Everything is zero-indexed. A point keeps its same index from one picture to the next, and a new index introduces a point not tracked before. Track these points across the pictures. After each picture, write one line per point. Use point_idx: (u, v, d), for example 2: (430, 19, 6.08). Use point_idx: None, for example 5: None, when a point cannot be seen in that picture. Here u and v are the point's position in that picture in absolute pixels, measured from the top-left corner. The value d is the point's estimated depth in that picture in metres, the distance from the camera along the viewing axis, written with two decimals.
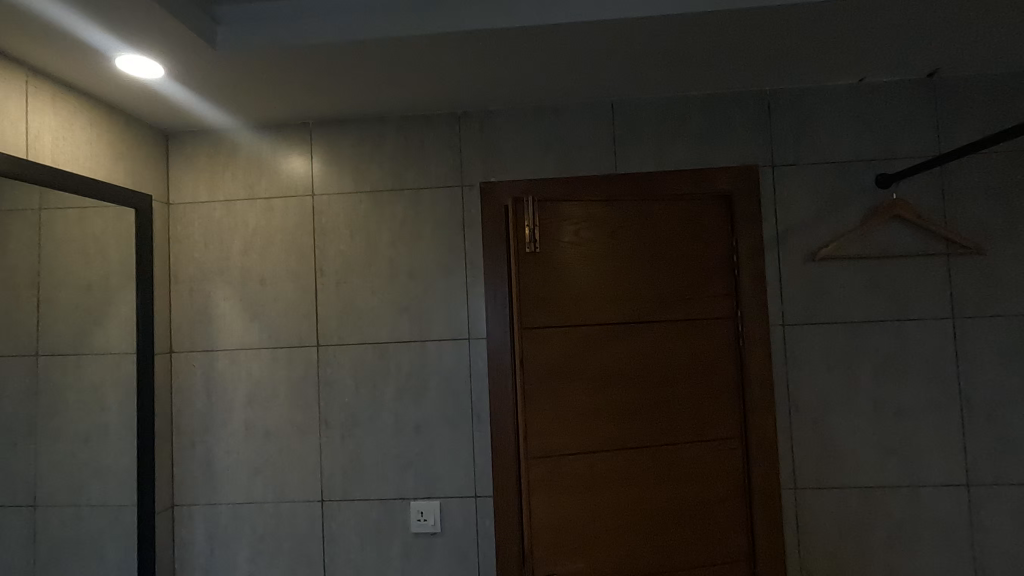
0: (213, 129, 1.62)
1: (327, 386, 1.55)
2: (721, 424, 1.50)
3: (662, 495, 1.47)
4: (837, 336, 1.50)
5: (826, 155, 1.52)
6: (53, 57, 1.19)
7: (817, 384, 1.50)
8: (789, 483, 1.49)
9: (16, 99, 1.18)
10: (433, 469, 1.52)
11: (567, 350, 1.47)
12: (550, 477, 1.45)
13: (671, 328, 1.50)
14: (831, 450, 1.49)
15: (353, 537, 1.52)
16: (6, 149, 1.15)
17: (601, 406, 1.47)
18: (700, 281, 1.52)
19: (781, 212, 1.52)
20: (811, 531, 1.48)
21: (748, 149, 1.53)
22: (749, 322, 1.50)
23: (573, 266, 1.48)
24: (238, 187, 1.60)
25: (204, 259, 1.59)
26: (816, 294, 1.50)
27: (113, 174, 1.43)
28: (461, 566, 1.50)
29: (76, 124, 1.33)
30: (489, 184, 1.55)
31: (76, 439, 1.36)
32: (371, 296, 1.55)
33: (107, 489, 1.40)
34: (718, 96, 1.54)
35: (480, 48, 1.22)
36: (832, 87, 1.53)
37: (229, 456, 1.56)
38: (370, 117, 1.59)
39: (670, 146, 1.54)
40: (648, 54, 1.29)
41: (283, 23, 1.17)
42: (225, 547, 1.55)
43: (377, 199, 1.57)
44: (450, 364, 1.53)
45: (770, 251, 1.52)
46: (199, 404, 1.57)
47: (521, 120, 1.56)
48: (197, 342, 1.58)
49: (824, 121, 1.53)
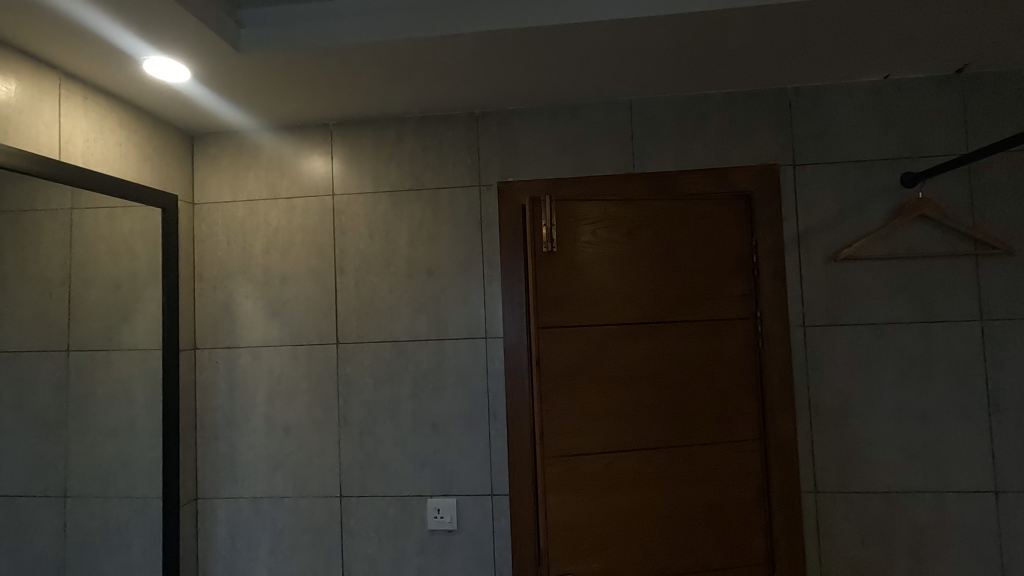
0: (237, 130, 1.65)
1: (346, 383, 1.57)
2: (740, 424, 1.48)
3: (680, 495, 1.46)
4: (860, 337, 1.47)
5: (849, 154, 1.50)
6: (84, 61, 1.23)
7: (839, 387, 1.47)
8: (808, 486, 1.47)
9: (50, 102, 1.22)
10: (450, 466, 1.53)
11: (584, 351, 1.47)
12: (566, 477, 1.44)
13: (689, 329, 1.49)
14: (853, 454, 1.46)
15: (370, 533, 1.54)
16: (40, 150, 1.19)
17: (618, 406, 1.47)
18: (719, 281, 1.50)
19: (802, 211, 1.50)
20: (832, 536, 1.45)
21: (768, 148, 1.51)
22: (769, 322, 1.49)
23: (591, 266, 1.47)
24: (261, 188, 1.63)
25: (227, 257, 1.63)
26: (838, 295, 1.48)
27: (141, 174, 1.47)
28: (477, 563, 1.51)
29: (106, 125, 1.37)
30: (507, 184, 1.55)
31: (105, 432, 1.40)
32: (390, 295, 1.57)
33: (133, 481, 1.44)
34: (738, 94, 1.53)
35: (499, 48, 1.23)
36: (855, 85, 1.50)
37: (251, 452, 1.59)
38: (389, 117, 1.60)
39: (689, 145, 1.52)
40: (667, 53, 1.28)
41: (305, 25, 1.19)
42: (246, 540, 1.58)
43: (396, 199, 1.59)
44: (467, 362, 1.54)
45: (790, 251, 1.50)
46: (222, 399, 1.60)
47: (539, 120, 1.56)
48: (221, 339, 1.62)
49: (847, 119, 1.50)
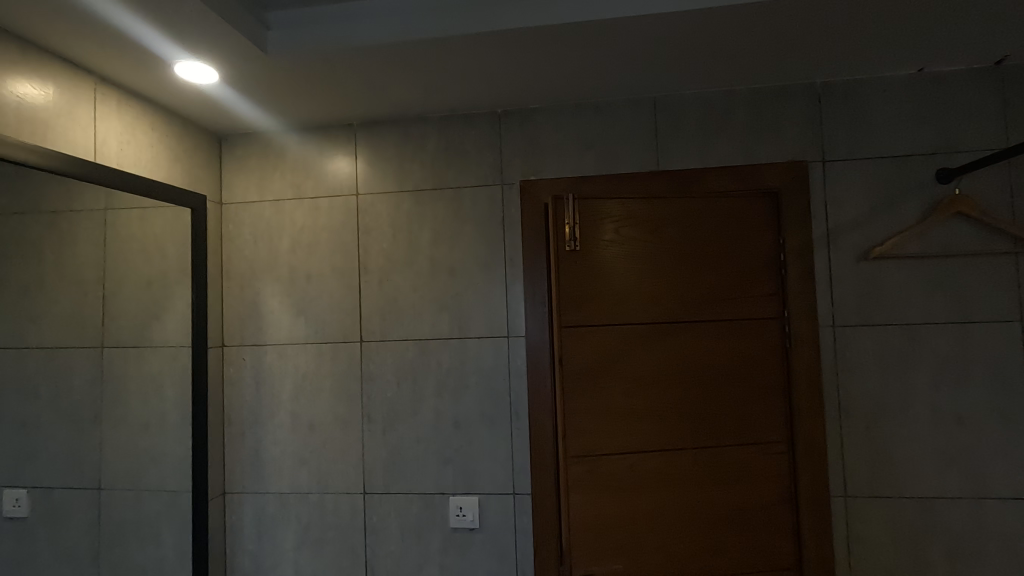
0: (264, 131, 1.68)
1: (370, 381, 1.58)
2: (767, 426, 1.46)
3: (705, 497, 1.44)
4: (892, 338, 1.43)
5: (882, 149, 1.46)
6: (118, 65, 1.26)
7: (871, 389, 1.43)
8: (838, 490, 1.43)
9: (85, 106, 1.26)
10: (471, 465, 1.53)
11: (607, 350, 1.46)
12: (589, 476, 1.44)
13: (714, 329, 1.47)
14: (885, 458, 1.42)
15: (393, 530, 1.55)
16: (77, 152, 1.23)
17: (642, 406, 1.45)
18: (745, 281, 1.47)
19: (832, 209, 1.47)
20: (863, 540, 1.42)
21: (796, 144, 1.48)
22: (796, 323, 1.46)
23: (614, 264, 1.46)
24: (286, 187, 1.65)
25: (254, 256, 1.65)
26: (870, 294, 1.44)
27: (171, 175, 1.50)
28: (499, 562, 1.51)
29: (138, 128, 1.40)
30: (529, 182, 1.55)
31: (137, 427, 1.43)
32: (412, 294, 1.58)
33: (164, 476, 1.47)
34: (765, 90, 1.50)
35: (522, 47, 1.23)
36: (887, 79, 1.46)
37: (277, 448, 1.61)
38: (412, 117, 1.61)
39: (714, 142, 1.50)
40: (692, 48, 1.26)
41: (330, 27, 1.20)
42: (272, 535, 1.60)
43: (418, 198, 1.59)
44: (490, 361, 1.54)
45: (819, 249, 1.47)
46: (248, 396, 1.63)
47: (562, 118, 1.56)
48: (248, 337, 1.64)
49: (879, 114, 1.46)
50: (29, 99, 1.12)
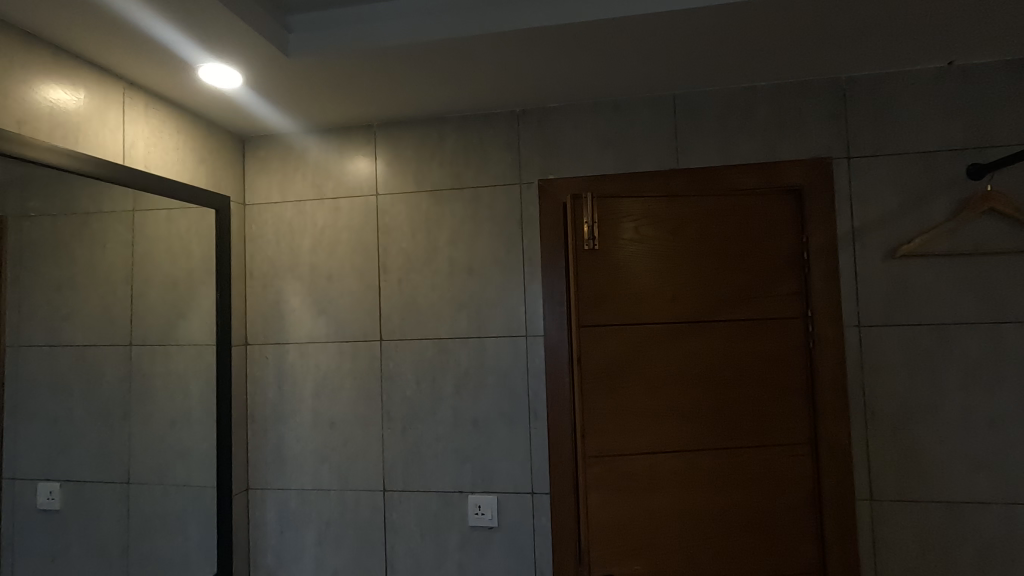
0: (286, 133, 1.71)
1: (389, 379, 1.60)
2: (790, 427, 1.43)
3: (725, 498, 1.43)
4: (920, 339, 1.40)
5: (909, 145, 1.42)
6: (146, 70, 1.29)
7: (898, 390, 1.40)
8: (864, 493, 1.41)
9: (115, 110, 1.29)
10: (490, 463, 1.53)
11: (625, 349, 1.45)
12: (608, 477, 1.43)
13: (735, 329, 1.45)
14: (913, 461, 1.39)
15: (413, 527, 1.56)
16: (106, 155, 1.26)
17: (662, 406, 1.44)
18: (767, 279, 1.45)
19: (857, 206, 1.44)
20: (889, 546, 1.39)
21: (820, 140, 1.45)
22: (820, 322, 1.43)
23: (634, 263, 1.45)
24: (308, 188, 1.68)
25: (276, 256, 1.68)
26: (897, 293, 1.41)
27: (196, 176, 1.53)
28: (517, 561, 1.51)
29: (165, 130, 1.44)
30: (548, 182, 1.55)
31: (165, 423, 1.45)
32: (431, 293, 1.59)
33: (190, 470, 1.50)
34: (788, 85, 1.47)
35: (541, 45, 1.22)
36: (915, 72, 1.43)
37: (299, 444, 1.64)
38: (431, 117, 1.62)
39: (735, 139, 1.48)
40: (713, 44, 1.25)
41: (350, 29, 1.22)
42: (294, 530, 1.63)
43: (437, 198, 1.60)
44: (508, 360, 1.54)
45: (844, 247, 1.44)
46: (271, 393, 1.66)
47: (581, 116, 1.55)
48: (270, 335, 1.67)
49: (907, 108, 1.42)
50: (61, 104, 1.16)
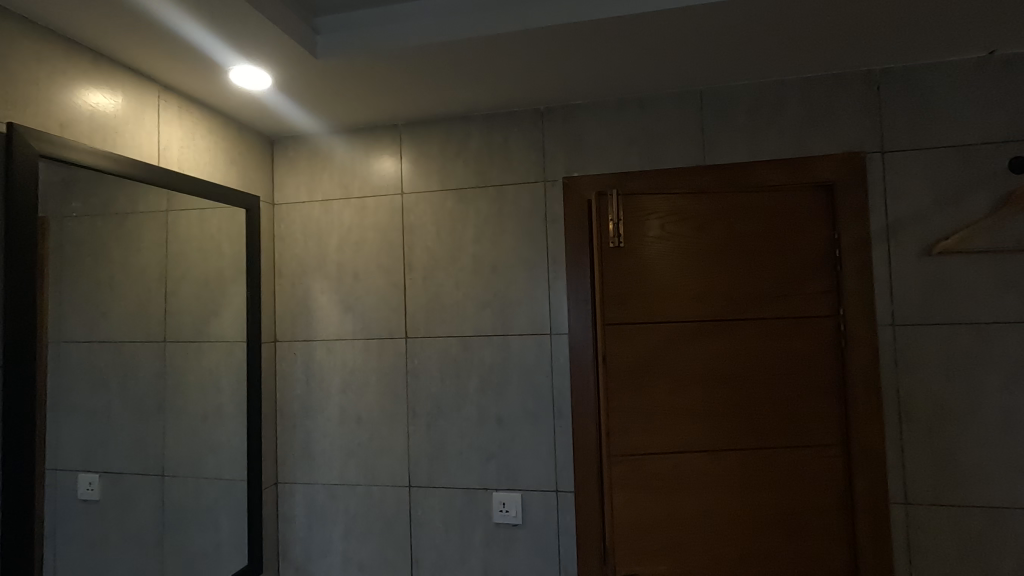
0: (313, 134, 1.74)
1: (414, 376, 1.61)
2: (821, 428, 1.41)
3: (753, 499, 1.40)
4: (958, 338, 1.35)
5: (948, 138, 1.38)
6: (180, 73, 1.32)
7: (935, 392, 1.36)
8: (898, 497, 1.37)
9: (150, 113, 1.33)
10: (514, 461, 1.54)
11: (651, 348, 1.44)
12: (633, 476, 1.42)
13: (763, 328, 1.42)
14: (950, 464, 1.35)
15: (437, 523, 1.58)
16: (142, 157, 1.31)
17: (689, 406, 1.42)
18: (797, 277, 1.42)
19: (892, 202, 1.40)
20: (925, 551, 1.35)
21: (852, 135, 1.42)
22: (853, 321, 1.40)
23: (660, 261, 1.44)
24: (335, 188, 1.70)
25: (304, 255, 1.71)
26: (933, 291, 1.37)
27: (227, 177, 1.57)
28: (542, 559, 1.51)
29: (197, 132, 1.47)
30: (572, 179, 1.54)
31: (197, 418, 1.49)
32: (455, 291, 1.60)
33: (221, 464, 1.53)
34: (819, 79, 1.44)
35: (567, 42, 1.22)
36: (954, 63, 1.38)
37: (326, 440, 1.66)
38: (455, 116, 1.63)
39: (763, 135, 1.46)
40: (741, 37, 1.23)
41: (376, 29, 1.23)
42: (322, 524, 1.66)
43: (461, 196, 1.61)
44: (532, 358, 1.54)
45: (878, 244, 1.40)
46: (300, 389, 1.69)
47: (605, 113, 1.54)
48: (298, 333, 1.70)
49: (944, 100, 1.38)
50: (100, 108, 1.20)
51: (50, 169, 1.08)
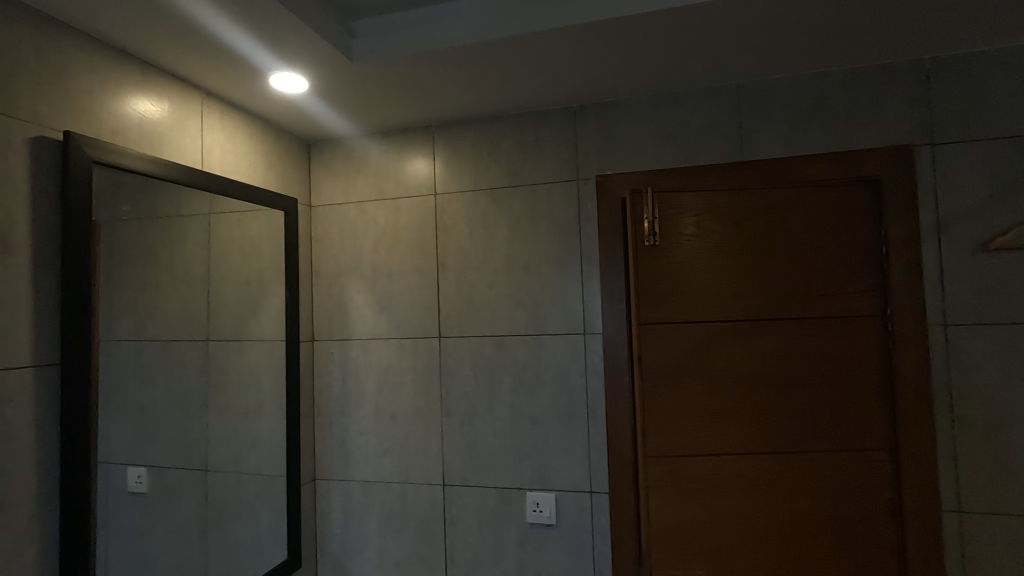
0: (348, 136, 1.77)
1: (448, 375, 1.62)
2: (866, 431, 1.36)
3: (794, 503, 1.37)
4: (1016, 339, 1.28)
5: (1004, 129, 1.31)
6: (221, 80, 1.36)
7: (991, 395, 1.29)
8: (951, 505, 1.31)
9: (194, 119, 1.38)
10: (548, 460, 1.53)
11: (687, 348, 1.42)
12: (669, 477, 1.41)
13: (805, 328, 1.38)
14: (1008, 472, 1.28)
15: (471, 521, 1.58)
16: (186, 161, 1.35)
17: (727, 407, 1.40)
18: (840, 275, 1.38)
19: (943, 196, 1.34)
20: (980, 562, 1.28)
21: (899, 127, 1.37)
22: (901, 321, 1.34)
23: (695, 260, 1.43)
24: (369, 189, 1.73)
25: (340, 256, 1.74)
26: (989, 290, 1.30)
27: (266, 180, 1.61)
28: (576, 560, 1.50)
29: (238, 137, 1.52)
30: (605, 177, 1.53)
31: (238, 414, 1.53)
32: (488, 290, 1.60)
33: (260, 460, 1.57)
34: (863, 70, 1.39)
35: (600, 39, 1.21)
36: (1010, 49, 1.31)
37: (362, 438, 1.69)
38: (488, 117, 1.63)
39: (804, 129, 1.42)
40: (780, 29, 1.19)
41: (409, 32, 1.24)
42: (358, 520, 1.69)
43: (494, 196, 1.61)
44: (566, 357, 1.53)
45: (928, 241, 1.34)
46: (336, 387, 1.72)
47: (639, 110, 1.52)
48: (335, 332, 1.74)
49: (998, 89, 1.31)
50: (148, 116, 1.25)
51: (100, 174, 1.12)
